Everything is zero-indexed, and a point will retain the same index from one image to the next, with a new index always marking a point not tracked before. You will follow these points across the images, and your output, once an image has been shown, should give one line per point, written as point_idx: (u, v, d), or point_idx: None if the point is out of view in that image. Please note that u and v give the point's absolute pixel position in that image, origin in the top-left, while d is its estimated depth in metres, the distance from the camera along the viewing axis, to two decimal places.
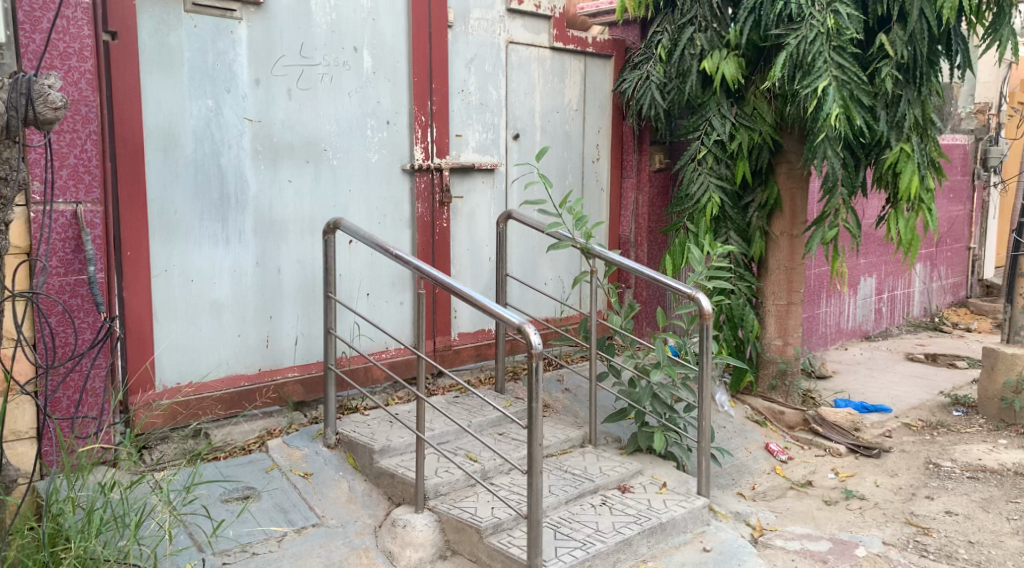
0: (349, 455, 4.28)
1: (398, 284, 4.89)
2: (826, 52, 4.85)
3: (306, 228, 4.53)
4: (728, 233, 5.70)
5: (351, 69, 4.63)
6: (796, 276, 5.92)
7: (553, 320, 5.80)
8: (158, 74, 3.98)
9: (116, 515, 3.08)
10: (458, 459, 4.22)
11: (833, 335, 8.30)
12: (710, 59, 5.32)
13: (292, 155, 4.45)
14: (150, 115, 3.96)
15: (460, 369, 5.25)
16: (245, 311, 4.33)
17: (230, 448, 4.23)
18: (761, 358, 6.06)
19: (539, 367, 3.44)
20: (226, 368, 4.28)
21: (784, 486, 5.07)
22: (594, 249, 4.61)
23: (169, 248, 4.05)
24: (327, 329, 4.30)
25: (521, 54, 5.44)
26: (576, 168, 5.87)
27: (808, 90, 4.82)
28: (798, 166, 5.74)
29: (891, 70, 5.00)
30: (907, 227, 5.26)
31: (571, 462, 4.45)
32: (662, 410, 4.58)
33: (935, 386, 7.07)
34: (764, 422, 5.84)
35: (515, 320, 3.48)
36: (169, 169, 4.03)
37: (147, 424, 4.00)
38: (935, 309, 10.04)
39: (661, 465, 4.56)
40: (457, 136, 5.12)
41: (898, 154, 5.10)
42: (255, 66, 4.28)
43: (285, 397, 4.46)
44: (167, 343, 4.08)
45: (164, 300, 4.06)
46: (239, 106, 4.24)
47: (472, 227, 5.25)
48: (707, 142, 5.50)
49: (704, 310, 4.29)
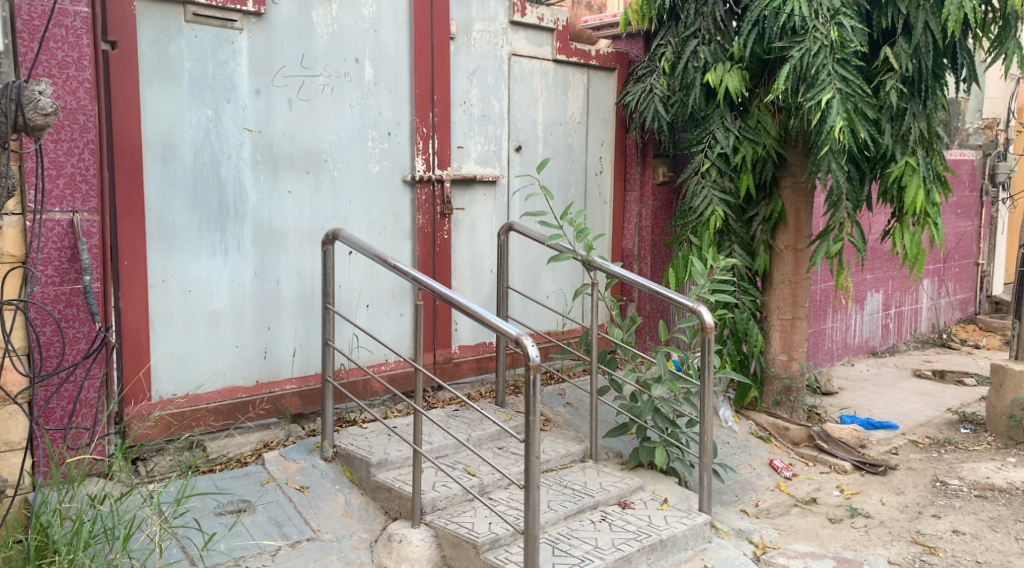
0: (346, 468, 4.23)
1: (397, 296, 4.86)
2: (829, 64, 4.80)
3: (306, 239, 4.50)
4: (732, 246, 5.66)
5: (352, 81, 4.62)
6: (801, 291, 5.87)
7: (555, 333, 5.76)
8: (157, 84, 3.96)
9: (107, 527, 3.04)
10: (457, 473, 4.18)
11: (839, 350, 8.23)
12: (714, 72, 5.30)
13: (292, 166, 4.43)
14: (148, 124, 3.94)
15: (461, 382, 5.21)
16: (243, 322, 4.30)
17: (224, 460, 4.19)
18: (765, 373, 6.00)
19: (536, 380, 3.39)
20: (221, 379, 4.24)
21: (787, 503, 5.00)
22: (595, 261, 4.56)
23: (166, 258, 4.03)
24: (325, 340, 4.26)
25: (524, 67, 5.42)
26: (579, 181, 5.84)
27: (811, 103, 4.77)
28: (803, 179, 5.70)
29: (896, 83, 4.96)
30: (913, 241, 5.19)
31: (571, 477, 4.39)
32: (664, 424, 4.52)
33: (943, 403, 6.99)
34: (767, 438, 5.78)
35: (513, 332, 3.44)
36: (167, 178, 4.02)
37: (142, 435, 3.97)
38: (944, 326, 9.96)
39: (662, 481, 4.50)
40: (459, 147, 5.09)
41: (903, 167, 5.05)
42: (255, 77, 4.27)
43: (282, 409, 4.43)
44: (164, 354, 4.05)
45: (161, 311, 4.03)
46: (239, 116, 4.22)
47: (473, 239, 5.22)
48: (710, 155, 5.46)
49: (706, 323, 4.24)
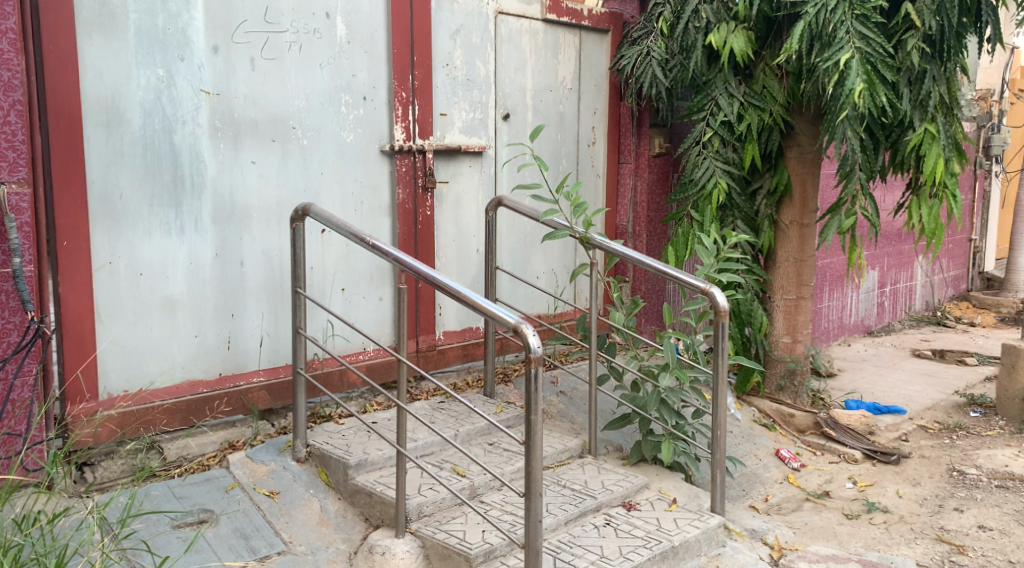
0: (321, 470, 3.81)
1: (376, 279, 4.41)
2: (847, 21, 4.42)
3: (272, 216, 4.04)
4: (734, 222, 5.27)
5: (322, 38, 4.15)
6: (807, 269, 5.49)
7: (546, 316, 5.36)
8: (99, 38, 3.48)
9: (37, 554, 2.60)
10: (445, 473, 3.74)
11: (835, 330, 7.92)
12: (717, 33, 4.87)
13: (256, 134, 3.96)
14: (89, 84, 3.47)
15: (446, 371, 4.79)
16: (203, 310, 3.85)
17: (186, 464, 3.76)
18: (769, 356, 5.63)
19: (538, 373, 2.98)
20: (179, 374, 3.80)
21: (799, 497, 4.64)
22: (594, 239, 4.15)
23: (114, 237, 3.57)
24: (296, 329, 3.81)
25: (511, 26, 4.96)
26: (571, 152, 5.41)
27: (828, 64, 4.38)
28: (810, 150, 5.31)
29: (917, 43, 4.58)
30: (930, 215, 4.83)
31: (570, 476, 3.99)
32: (670, 417, 4.13)
33: (948, 385, 6.66)
34: (772, 425, 5.41)
35: (511, 319, 3.02)
36: (113, 146, 3.55)
37: (86, 440, 3.50)
38: (937, 304, 9.67)
39: (668, 478, 4.11)
40: (441, 115, 4.64)
41: (922, 135, 4.67)
42: (213, 32, 3.79)
43: (250, 405, 3.98)
44: (112, 345, 3.59)
45: (109, 297, 3.57)
46: (195, 76, 3.75)
47: (459, 215, 4.78)
48: (713, 124, 5.07)
49: (719, 306, 3.83)
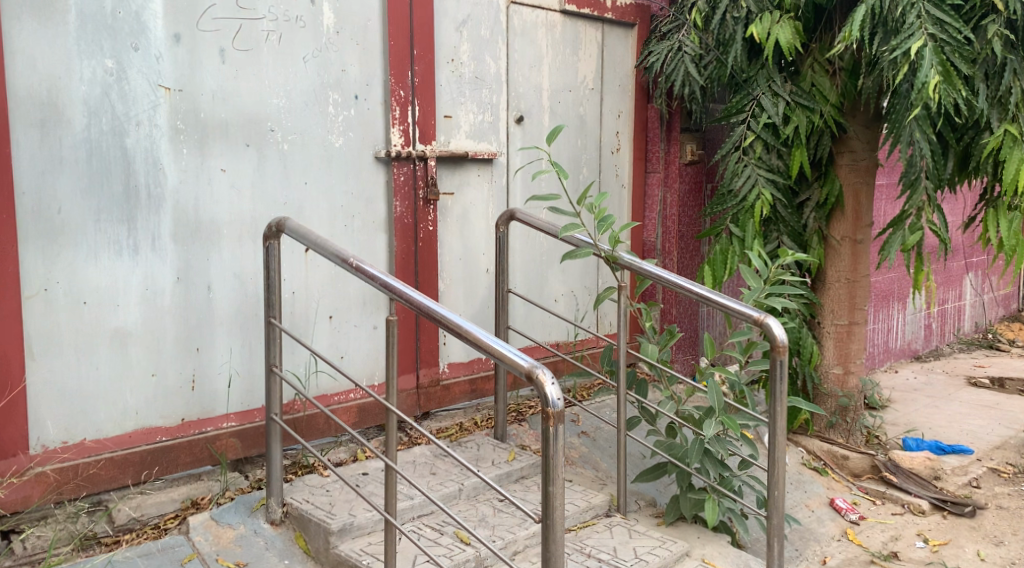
0: (299, 535, 3.19)
1: (369, 304, 3.81)
2: (919, 4, 3.83)
3: (245, 232, 3.46)
4: (779, 238, 4.62)
5: (306, 28, 3.57)
6: (860, 291, 4.85)
7: (566, 345, 4.76)
8: (31, 21, 2.92)
9: None
10: (445, 541, 3.12)
11: (880, 356, 7.23)
12: (759, 24, 4.27)
13: (226, 137, 3.38)
14: (19, 75, 2.90)
15: (451, 409, 4.18)
16: (161, 343, 3.26)
17: (137, 529, 3.20)
18: (818, 390, 4.97)
19: (558, 431, 2.35)
20: (133, 420, 3.21)
21: (861, 559, 3.97)
22: (623, 258, 3.54)
23: (49, 257, 2.99)
24: (269, 368, 3.20)
25: (525, 17, 4.37)
26: (593, 159, 4.80)
27: (896, 53, 3.77)
28: (863, 157, 4.69)
29: (1000, 29, 3.94)
30: (1011, 230, 4.15)
31: (595, 541, 3.35)
32: (714, 469, 3.50)
33: (1015, 419, 5.96)
34: (823, 469, 4.74)
35: (524, 363, 2.39)
36: (49, 149, 2.98)
37: (13, 501, 2.93)
38: (988, 324, 8.94)
39: (712, 542, 3.47)
40: (446, 116, 4.05)
41: (1001, 138, 4.00)
42: (174, 17, 3.22)
43: (218, 455, 3.39)
44: (47, 386, 3.01)
45: (44, 329, 2.99)
46: (151, 69, 3.18)
47: (465, 231, 4.17)
48: (755, 126, 4.43)
49: (776, 341, 3.17)
